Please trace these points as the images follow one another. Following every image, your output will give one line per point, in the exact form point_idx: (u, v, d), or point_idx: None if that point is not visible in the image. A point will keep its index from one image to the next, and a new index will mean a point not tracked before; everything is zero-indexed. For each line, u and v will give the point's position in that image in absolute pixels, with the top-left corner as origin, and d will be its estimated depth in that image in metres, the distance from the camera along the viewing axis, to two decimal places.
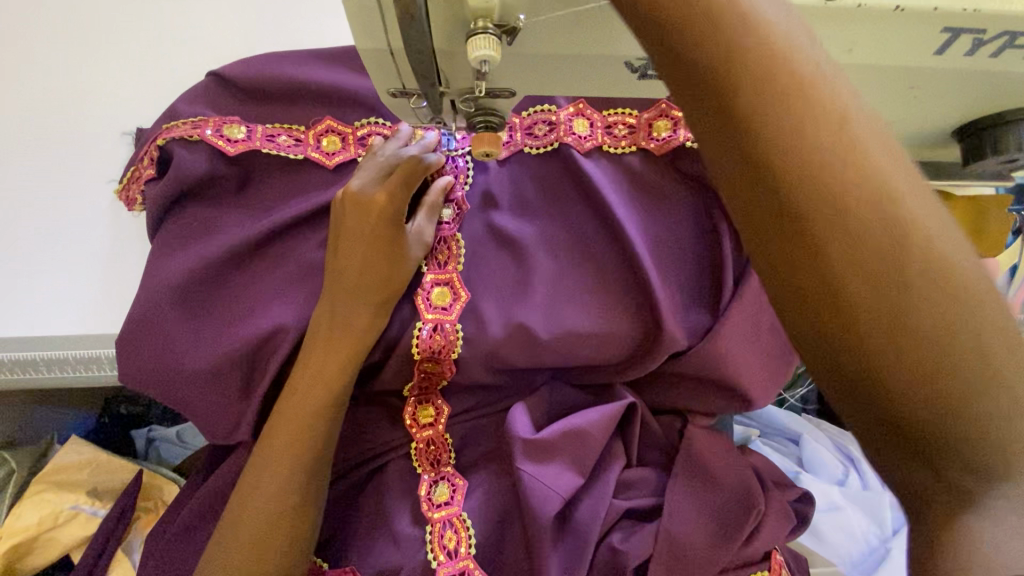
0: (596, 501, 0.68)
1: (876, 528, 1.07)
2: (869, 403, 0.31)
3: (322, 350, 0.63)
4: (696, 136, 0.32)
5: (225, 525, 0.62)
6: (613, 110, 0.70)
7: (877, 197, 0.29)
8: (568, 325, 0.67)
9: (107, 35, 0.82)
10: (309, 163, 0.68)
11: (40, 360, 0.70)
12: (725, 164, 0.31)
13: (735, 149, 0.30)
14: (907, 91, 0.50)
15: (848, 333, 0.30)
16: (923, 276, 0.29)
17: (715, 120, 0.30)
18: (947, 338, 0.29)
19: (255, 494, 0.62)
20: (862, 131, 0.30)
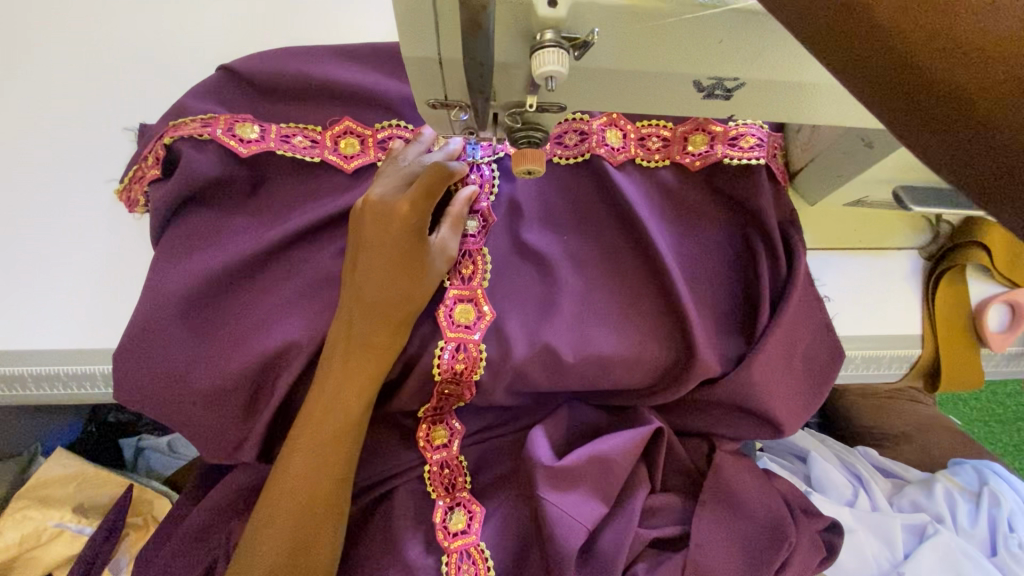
0: (621, 530, 0.65)
1: (887, 551, 1.07)
2: None
3: (338, 370, 0.59)
4: (874, 97, 0.28)
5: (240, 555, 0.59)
6: (647, 122, 0.67)
7: None
8: (596, 347, 0.64)
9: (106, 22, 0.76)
10: (326, 168, 0.63)
11: (26, 376, 0.63)
12: (930, 103, 0.26)
13: (934, 81, 0.26)
14: None
15: None
16: None
17: (892, 63, 0.26)
18: None
19: (267, 526, 0.58)
20: None
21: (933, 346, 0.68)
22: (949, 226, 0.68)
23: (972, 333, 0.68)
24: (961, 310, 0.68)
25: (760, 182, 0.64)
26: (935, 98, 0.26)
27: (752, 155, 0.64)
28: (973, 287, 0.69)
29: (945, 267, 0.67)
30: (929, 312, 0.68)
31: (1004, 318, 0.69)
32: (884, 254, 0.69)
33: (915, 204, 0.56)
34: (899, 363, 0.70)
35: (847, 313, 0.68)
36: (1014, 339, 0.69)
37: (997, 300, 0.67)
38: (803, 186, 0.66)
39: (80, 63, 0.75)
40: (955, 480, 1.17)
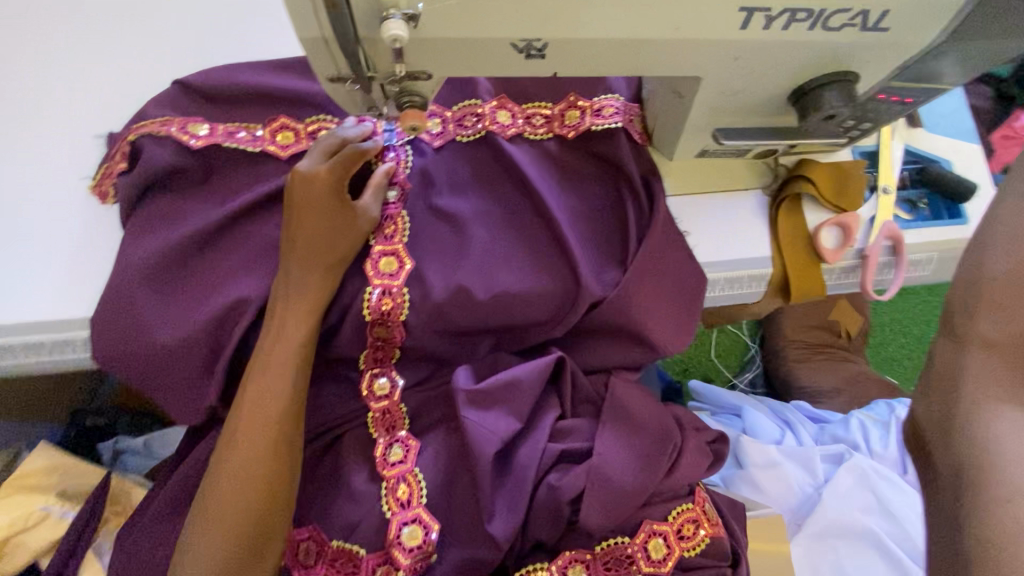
0: (533, 446, 0.77)
1: (811, 477, 1.16)
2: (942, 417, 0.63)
3: (282, 313, 0.71)
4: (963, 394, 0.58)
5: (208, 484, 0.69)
6: (530, 104, 0.82)
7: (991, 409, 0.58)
8: (501, 284, 0.77)
9: (65, 41, 0.86)
10: (266, 156, 0.77)
11: (16, 346, 0.73)
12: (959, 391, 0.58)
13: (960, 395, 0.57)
14: (732, 62, 0.62)
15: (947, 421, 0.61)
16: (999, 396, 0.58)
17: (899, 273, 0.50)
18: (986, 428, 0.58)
19: (224, 456, 0.68)
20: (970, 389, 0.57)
21: (781, 262, 0.84)
22: (785, 169, 0.86)
23: (812, 250, 0.84)
24: (801, 232, 0.84)
25: (619, 142, 0.81)
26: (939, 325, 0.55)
27: (612, 121, 0.81)
28: (812, 215, 0.85)
29: (783, 196, 0.83)
30: (775, 235, 0.84)
31: (839, 237, 0.84)
32: (735, 195, 0.86)
33: (725, 139, 0.72)
34: (758, 282, 0.86)
35: (709, 242, 0.84)
36: (846, 253, 0.84)
37: (827, 222, 0.83)
38: (660, 144, 0.82)
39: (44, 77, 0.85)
40: (871, 415, 1.28)
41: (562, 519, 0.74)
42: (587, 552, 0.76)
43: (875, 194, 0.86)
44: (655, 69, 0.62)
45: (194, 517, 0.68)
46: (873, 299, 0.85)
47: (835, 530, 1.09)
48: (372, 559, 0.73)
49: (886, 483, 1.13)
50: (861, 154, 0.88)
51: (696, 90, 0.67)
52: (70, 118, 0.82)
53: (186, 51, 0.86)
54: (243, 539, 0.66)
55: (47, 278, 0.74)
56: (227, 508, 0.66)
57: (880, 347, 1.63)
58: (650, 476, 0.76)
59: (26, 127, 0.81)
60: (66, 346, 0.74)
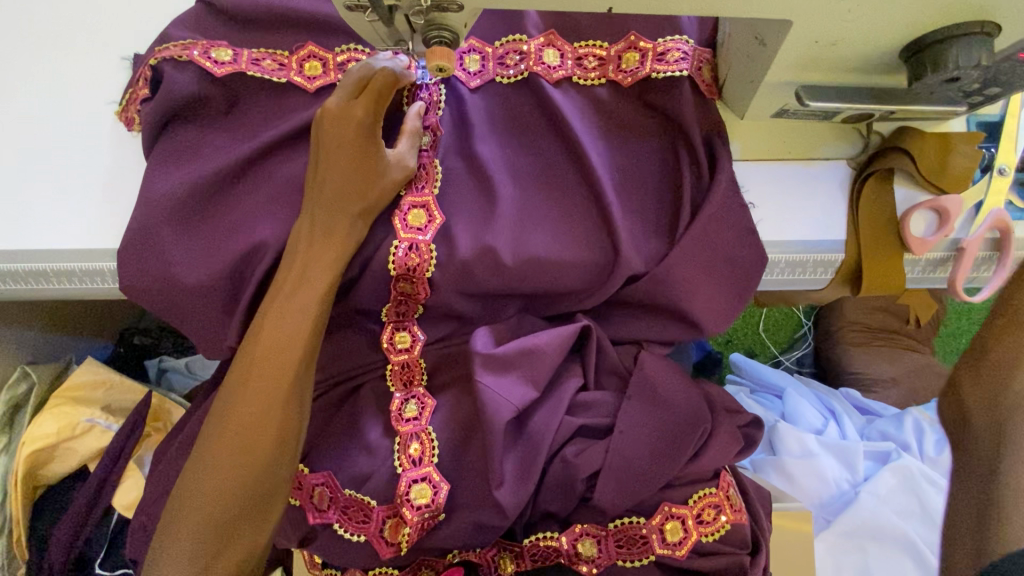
0: (550, 414, 0.73)
1: (848, 473, 1.09)
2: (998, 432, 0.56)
3: (301, 260, 0.68)
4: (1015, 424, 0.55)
5: (212, 425, 0.67)
6: (584, 42, 0.72)
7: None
8: (532, 248, 0.70)
9: None
10: (292, 88, 0.72)
11: (47, 272, 0.75)
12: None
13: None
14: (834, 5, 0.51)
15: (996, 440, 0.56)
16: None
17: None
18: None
19: (234, 407, 0.66)
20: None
21: (855, 247, 0.73)
22: (879, 137, 0.73)
23: (896, 238, 0.72)
24: (887, 216, 0.72)
25: (681, 93, 0.70)
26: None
27: (677, 67, 0.69)
28: (900, 195, 0.73)
29: (869, 172, 0.71)
30: (853, 216, 0.72)
31: (932, 223, 0.72)
32: (811, 165, 0.74)
33: (809, 100, 0.60)
34: (824, 270, 0.75)
35: (773, 217, 0.74)
36: (938, 243, 0.72)
37: (922, 206, 0.70)
38: (731, 99, 0.71)
39: None
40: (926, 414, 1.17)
41: (575, 494, 0.72)
42: (600, 526, 0.73)
43: (988, 175, 0.72)
44: (735, 7, 0.52)
45: (195, 461, 0.67)
46: (964, 300, 0.73)
47: (869, 533, 1.01)
48: (381, 511, 0.72)
49: (936, 491, 1.04)
50: (977, 123, 0.74)
51: (784, 35, 0.55)
52: (100, 37, 0.79)
53: None
54: (250, 491, 0.65)
55: (76, 207, 0.74)
56: (233, 458, 0.65)
57: (953, 339, 1.46)
58: (670, 462, 0.71)
59: (53, 48, 0.79)
60: (95, 276, 0.75)
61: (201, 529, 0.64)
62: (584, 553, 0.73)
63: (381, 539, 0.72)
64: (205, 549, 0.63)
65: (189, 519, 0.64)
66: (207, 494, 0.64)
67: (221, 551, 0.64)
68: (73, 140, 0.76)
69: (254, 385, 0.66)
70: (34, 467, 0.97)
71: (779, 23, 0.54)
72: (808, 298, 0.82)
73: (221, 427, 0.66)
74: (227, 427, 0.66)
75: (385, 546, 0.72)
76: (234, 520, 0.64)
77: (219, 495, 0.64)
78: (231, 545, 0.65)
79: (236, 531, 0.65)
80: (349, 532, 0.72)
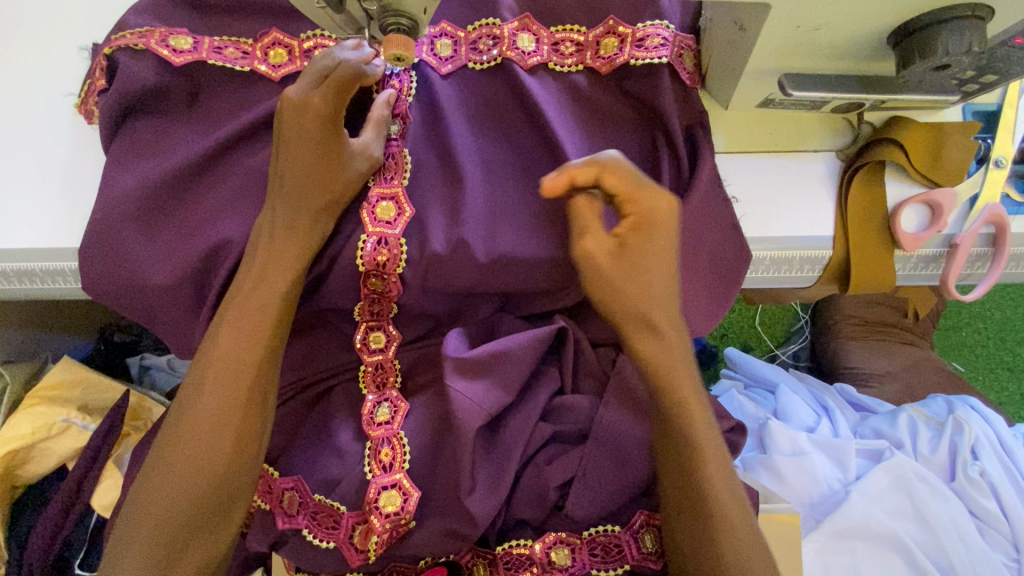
0: (522, 422, 0.69)
1: (839, 472, 1.05)
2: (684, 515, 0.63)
3: (264, 259, 0.65)
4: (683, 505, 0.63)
5: (167, 433, 0.64)
6: (560, 27, 0.69)
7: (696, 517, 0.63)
8: (502, 244, 0.67)
9: None
10: (256, 77, 0.69)
11: (8, 272, 0.72)
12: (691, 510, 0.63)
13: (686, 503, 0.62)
14: None
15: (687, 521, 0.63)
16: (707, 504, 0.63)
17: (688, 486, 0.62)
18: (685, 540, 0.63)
19: (189, 412, 0.64)
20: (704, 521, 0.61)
21: (843, 243, 0.70)
22: (870, 127, 0.70)
23: (886, 232, 0.69)
24: (875, 210, 0.69)
25: (661, 81, 0.67)
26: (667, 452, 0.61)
27: (657, 54, 0.66)
28: (890, 188, 0.70)
29: (859, 164, 0.68)
30: (841, 209, 0.69)
31: (922, 218, 0.69)
32: (798, 157, 0.71)
33: (792, 90, 0.57)
34: (811, 266, 0.72)
35: (760, 212, 0.71)
36: (929, 240, 0.69)
37: (912, 200, 0.68)
38: (713, 89, 0.68)
39: None
40: (922, 411, 1.12)
41: (549, 503, 0.69)
42: (575, 534, 0.70)
43: (983, 167, 0.68)
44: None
45: (148, 469, 0.64)
46: (955, 298, 0.71)
47: (861, 533, 0.97)
48: (351, 517, 0.70)
49: (931, 492, 1.00)
50: (974, 112, 0.70)
51: (763, 21, 0.52)
52: (61, 26, 0.76)
53: None
54: (204, 501, 0.62)
55: (35, 204, 0.72)
56: (187, 468, 0.62)
57: (951, 332, 1.43)
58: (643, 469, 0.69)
59: (11, 38, 0.76)
60: (58, 276, 0.73)
61: (154, 540, 0.61)
62: (557, 562, 0.69)
63: (351, 546, 0.69)
64: (158, 559, 0.61)
65: (141, 528, 0.61)
66: (159, 504, 0.62)
67: (174, 561, 0.62)
68: (32, 134, 0.73)
69: (210, 389, 0.63)
70: (9, 468, 0.95)
71: (757, 8, 0.51)
72: (799, 295, 0.79)
73: (176, 433, 0.63)
74: (182, 432, 0.63)
75: (355, 553, 0.69)
76: (188, 528, 0.62)
77: (172, 505, 0.62)
78: (185, 555, 0.62)
79: (190, 540, 0.62)
80: (318, 539, 0.70)
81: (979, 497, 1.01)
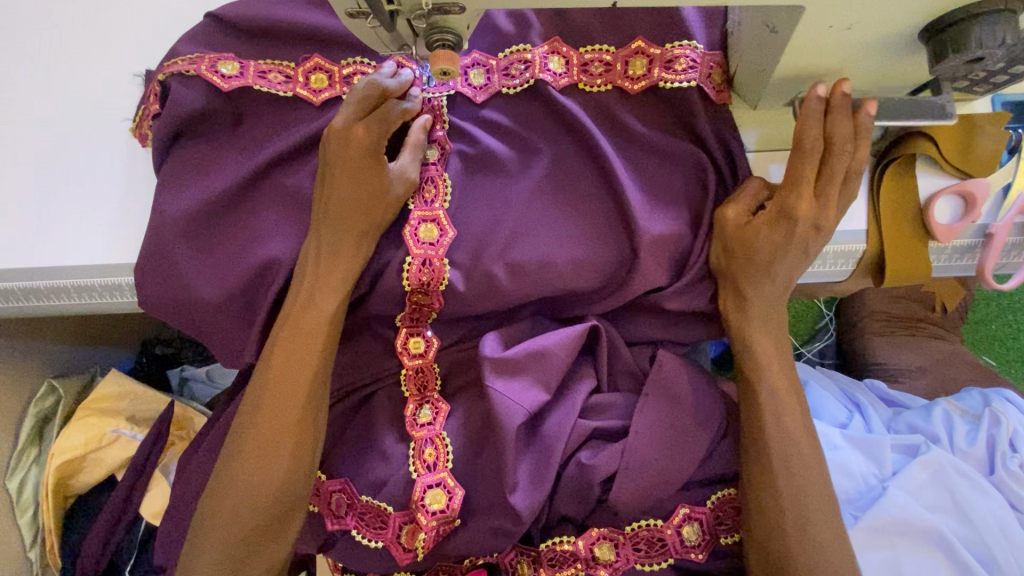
0: (564, 416, 0.71)
1: (876, 468, 1.03)
2: (754, 514, 0.67)
3: (314, 270, 0.68)
4: (755, 498, 0.67)
5: (234, 438, 0.69)
6: (590, 47, 0.70)
7: (759, 506, 0.66)
8: (540, 259, 0.69)
9: None
10: (298, 100, 0.72)
11: (70, 287, 0.76)
12: (758, 502, 0.66)
13: (757, 496, 0.66)
14: None
15: (750, 513, 0.67)
16: (762, 495, 0.66)
17: (754, 483, 0.67)
18: (759, 530, 0.66)
19: (253, 420, 0.68)
20: (769, 510, 0.65)
21: (878, 240, 0.71)
22: None
23: (919, 224, 0.70)
24: (909, 202, 0.69)
25: (690, 102, 0.69)
26: (751, 443, 0.68)
27: (686, 77, 0.68)
28: (923, 180, 0.70)
29: (891, 158, 0.69)
30: (874, 204, 0.70)
31: (957, 209, 0.70)
32: None
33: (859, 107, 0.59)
34: (845, 261, 0.74)
35: None
36: (963, 230, 0.70)
37: (946, 190, 0.68)
38: (742, 89, 0.69)
39: (76, 9, 0.82)
40: (958, 404, 1.11)
41: (590, 498, 0.70)
42: (617, 530, 0.70)
43: (1016, 156, 0.69)
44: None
45: (219, 474, 0.68)
46: (993, 287, 0.71)
47: (902, 529, 0.95)
48: (398, 517, 0.72)
49: (968, 484, 0.98)
50: (1004, 102, 0.71)
51: (796, 24, 0.54)
52: (112, 55, 0.80)
53: None
54: (268, 504, 0.66)
55: (92, 223, 0.75)
56: (253, 473, 0.66)
57: (980, 325, 1.42)
58: (681, 460, 0.69)
59: (65, 68, 0.80)
60: (116, 290, 0.76)
61: (227, 541, 0.66)
62: (602, 557, 0.70)
63: (399, 545, 0.72)
64: (232, 556, 0.66)
65: (215, 529, 0.66)
66: (230, 508, 0.66)
67: (247, 560, 0.66)
68: (87, 159, 0.77)
69: (268, 405, 0.67)
70: (63, 477, 0.99)
71: (791, 10, 0.53)
72: (832, 286, 0.81)
73: (243, 438, 0.68)
74: (248, 442, 0.67)
75: (403, 552, 0.72)
76: (256, 531, 0.66)
77: (239, 508, 0.66)
78: (257, 552, 0.67)
79: (265, 540, 0.67)
80: (366, 539, 0.72)
81: (1017, 487, 1.00)
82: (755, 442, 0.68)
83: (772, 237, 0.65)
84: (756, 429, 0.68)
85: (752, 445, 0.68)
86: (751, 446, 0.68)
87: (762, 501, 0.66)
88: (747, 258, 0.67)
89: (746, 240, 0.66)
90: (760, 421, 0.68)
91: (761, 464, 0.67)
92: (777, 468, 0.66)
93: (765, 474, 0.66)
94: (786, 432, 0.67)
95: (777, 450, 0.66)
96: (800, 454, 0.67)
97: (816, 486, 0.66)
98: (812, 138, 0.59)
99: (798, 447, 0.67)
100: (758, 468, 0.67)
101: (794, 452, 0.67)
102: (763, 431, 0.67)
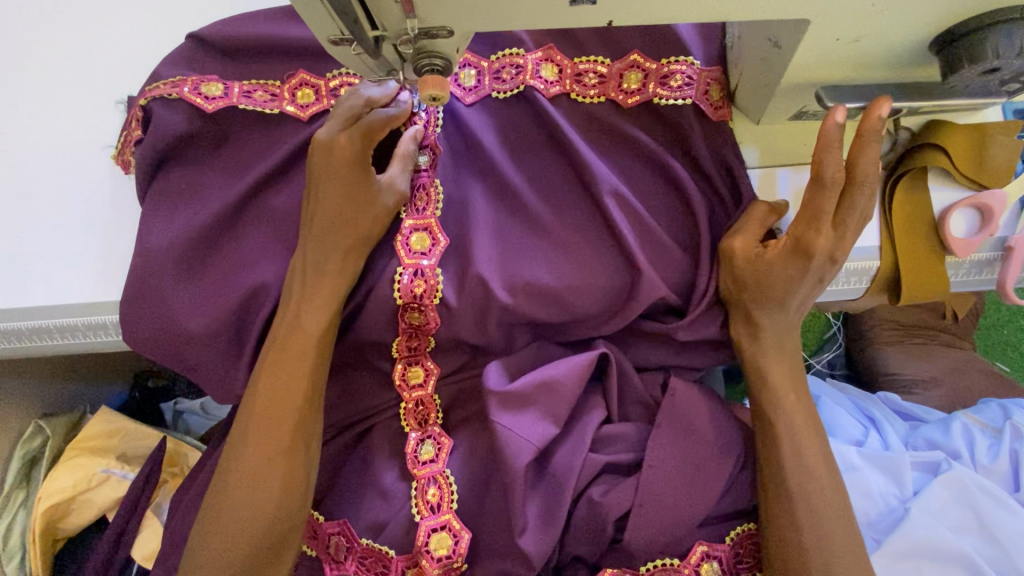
0: (573, 451, 0.67)
1: (896, 488, 0.99)
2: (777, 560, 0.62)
3: (300, 295, 0.65)
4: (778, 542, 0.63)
5: (219, 479, 0.65)
6: (584, 58, 0.68)
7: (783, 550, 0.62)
8: (536, 279, 0.66)
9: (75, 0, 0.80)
10: (285, 119, 0.69)
11: (51, 327, 0.73)
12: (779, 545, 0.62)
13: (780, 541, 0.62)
14: (860, 2, 0.47)
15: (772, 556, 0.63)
16: (785, 539, 0.62)
17: (776, 527, 0.63)
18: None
19: (238, 458, 0.64)
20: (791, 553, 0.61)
21: (890, 255, 0.68)
22: (908, 133, 0.67)
23: (934, 238, 0.67)
24: (924, 216, 0.67)
25: (685, 123, 0.67)
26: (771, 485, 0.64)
27: (682, 94, 0.66)
28: (937, 193, 0.67)
29: (902, 171, 0.66)
30: (886, 218, 0.67)
31: (974, 223, 0.67)
32: None
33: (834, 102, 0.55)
34: (859, 278, 0.71)
35: None
36: (982, 244, 0.67)
37: (962, 203, 0.66)
38: (743, 103, 0.67)
39: (57, 37, 0.80)
40: (977, 418, 1.07)
41: (603, 537, 0.66)
42: (631, 570, 0.66)
43: None
44: (745, 10, 0.48)
45: (204, 518, 0.64)
46: (1013, 302, 0.68)
47: (926, 552, 0.91)
48: (401, 561, 0.68)
49: (997, 505, 0.94)
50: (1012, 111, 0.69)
51: (801, 38, 0.52)
52: (93, 83, 0.78)
53: (199, 8, 0.79)
54: (258, 549, 0.62)
55: (75, 259, 0.73)
56: (239, 516, 0.62)
57: (992, 331, 1.38)
58: (697, 494, 0.65)
59: (47, 97, 0.78)
60: (99, 330, 0.73)
61: None
62: None
63: None
64: None
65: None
66: (217, 555, 0.62)
67: None
68: (70, 191, 0.75)
69: (253, 442, 0.64)
70: (53, 521, 0.96)
71: (796, 24, 0.50)
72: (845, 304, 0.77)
73: (228, 478, 0.64)
74: (234, 482, 0.64)
75: None
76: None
77: (228, 554, 0.62)
78: None
79: None
80: None
81: None
82: (775, 483, 0.64)
83: (784, 268, 0.61)
84: (775, 460, 0.64)
85: (772, 477, 0.64)
86: (771, 479, 0.64)
87: (785, 538, 0.62)
88: (758, 283, 0.63)
89: (761, 273, 0.62)
90: (779, 452, 0.64)
91: (781, 506, 0.63)
92: (800, 502, 0.62)
93: (786, 517, 0.62)
94: (806, 462, 0.64)
95: (799, 481, 0.63)
96: (822, 485, 0.63)
97: (841, 520, 0.62)
98: (832, 169, 0.54)
99: (820, 478, 0.63)
100: (779, 505, 0.63)
101: (816, 481, 0.63)
102: (782, 463, 0.64)
